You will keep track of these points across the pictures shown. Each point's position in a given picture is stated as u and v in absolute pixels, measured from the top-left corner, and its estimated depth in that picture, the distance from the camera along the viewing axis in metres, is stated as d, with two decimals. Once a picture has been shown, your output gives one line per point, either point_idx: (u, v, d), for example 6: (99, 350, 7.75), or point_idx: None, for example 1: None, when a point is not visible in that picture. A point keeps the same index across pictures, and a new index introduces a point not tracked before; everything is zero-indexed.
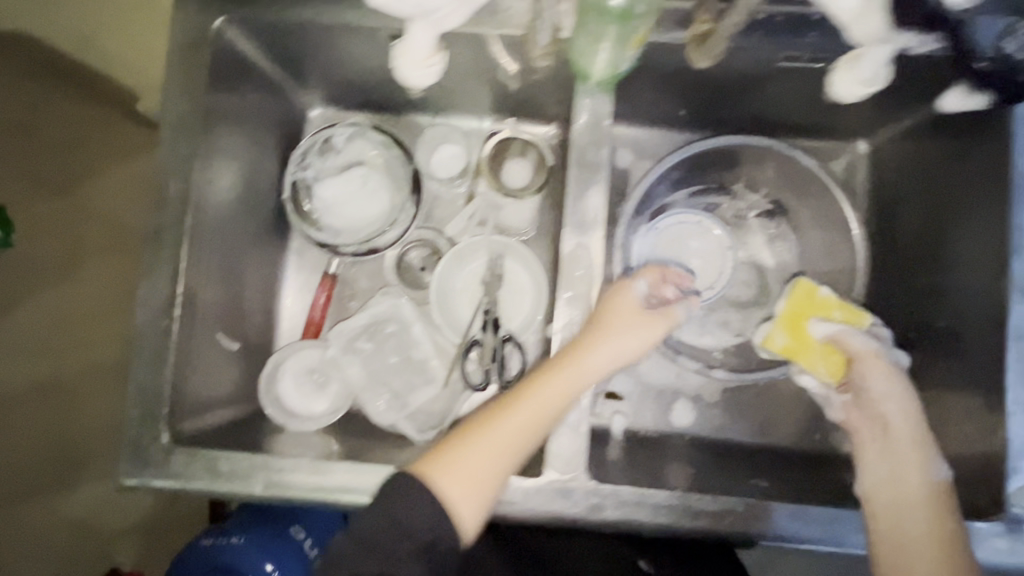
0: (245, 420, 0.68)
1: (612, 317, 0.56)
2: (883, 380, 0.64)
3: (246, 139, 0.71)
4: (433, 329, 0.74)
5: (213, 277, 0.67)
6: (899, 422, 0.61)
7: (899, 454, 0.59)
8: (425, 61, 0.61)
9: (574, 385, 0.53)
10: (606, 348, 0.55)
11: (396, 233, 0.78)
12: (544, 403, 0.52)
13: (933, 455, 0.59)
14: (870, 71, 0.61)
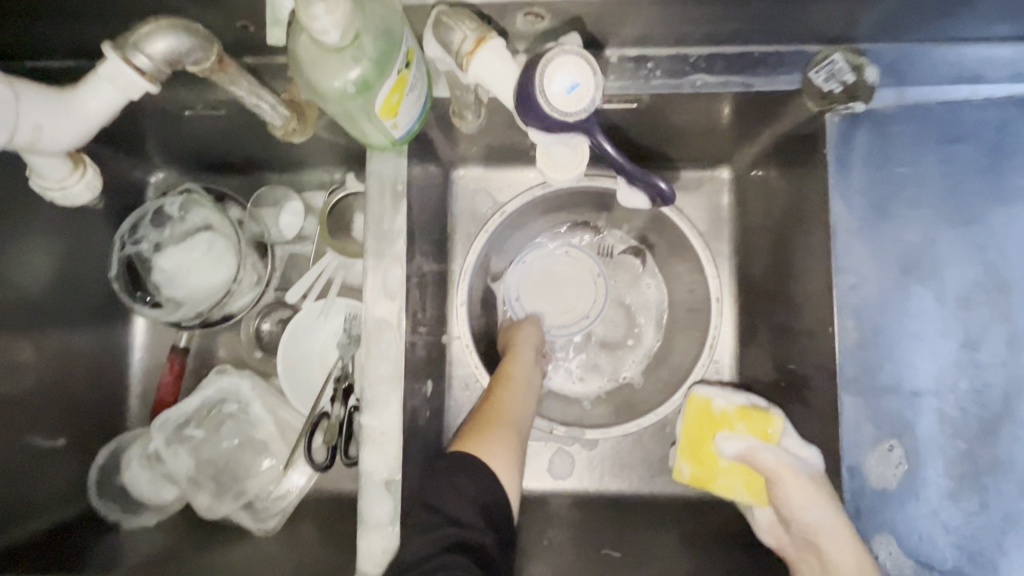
0: (75, 521, 0.64)
1: (524, 362, 0.66)
2: (809, 498, 0.54)
3: (58, 215, 0.66)
4: (278, 402, 0.69)
5: (17, 374, 0.62)
6: (833, 531, 0.53)
7: (840, 544, 0.52)
8: (55, 180, 0.55)
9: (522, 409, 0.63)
10: (527, 374, 0.66)
11: (247, 296, 0.75)
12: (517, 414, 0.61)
13: None
14: (564, 154, 0.55)
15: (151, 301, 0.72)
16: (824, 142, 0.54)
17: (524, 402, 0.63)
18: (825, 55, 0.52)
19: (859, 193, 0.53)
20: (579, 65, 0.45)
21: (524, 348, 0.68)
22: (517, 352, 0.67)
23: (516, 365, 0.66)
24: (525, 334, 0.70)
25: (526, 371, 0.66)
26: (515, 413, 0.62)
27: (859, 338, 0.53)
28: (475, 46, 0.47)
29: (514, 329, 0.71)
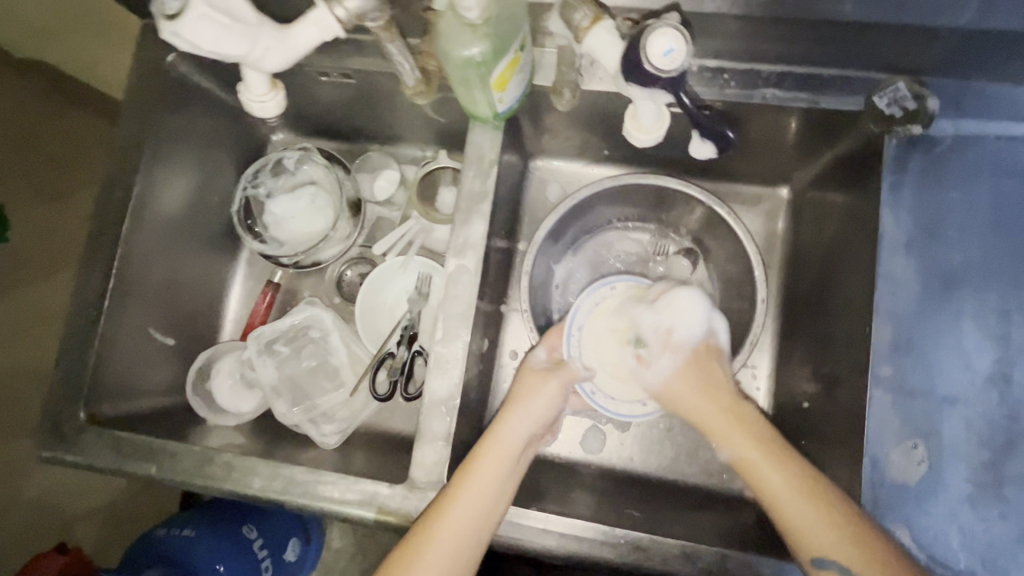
0: (168, 412, 0.74)
1: (501, 454, 0.58)
2: (676, 376, 0.65)
3: (201, 150, 0.78)
4: (353, 338, 0.79)
5: (153, 274, 0.74)
6: (694, 392, 0.63)
7: (699, 404, 0.62)
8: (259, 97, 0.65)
9: (481, 510, 0.54)
10: (499, 473, 0.57)
11: (335, 249, 0.83)
12: (468, 518, 0.54)
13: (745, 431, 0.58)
14: (652, 116, 0.60)
15: (261, 238, 0.84)
16: (879, 157, 0.57)
17: (481, 517, 0.54)
18: (889, 84, 0.57)
19: (908, 210, 0.56)
20: (678, 34, 0.49)
21: (507, 436, 0.60)
22: (495, 440, 0.60)
23: (489, 453, 0.58)
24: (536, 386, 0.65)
25: (502, 465, 0.58)
26: (463, 528, 0.54)
27: (894, 341, 0.54)
28: (590, 24, 0.54)
29: (536, 374, 0.66)
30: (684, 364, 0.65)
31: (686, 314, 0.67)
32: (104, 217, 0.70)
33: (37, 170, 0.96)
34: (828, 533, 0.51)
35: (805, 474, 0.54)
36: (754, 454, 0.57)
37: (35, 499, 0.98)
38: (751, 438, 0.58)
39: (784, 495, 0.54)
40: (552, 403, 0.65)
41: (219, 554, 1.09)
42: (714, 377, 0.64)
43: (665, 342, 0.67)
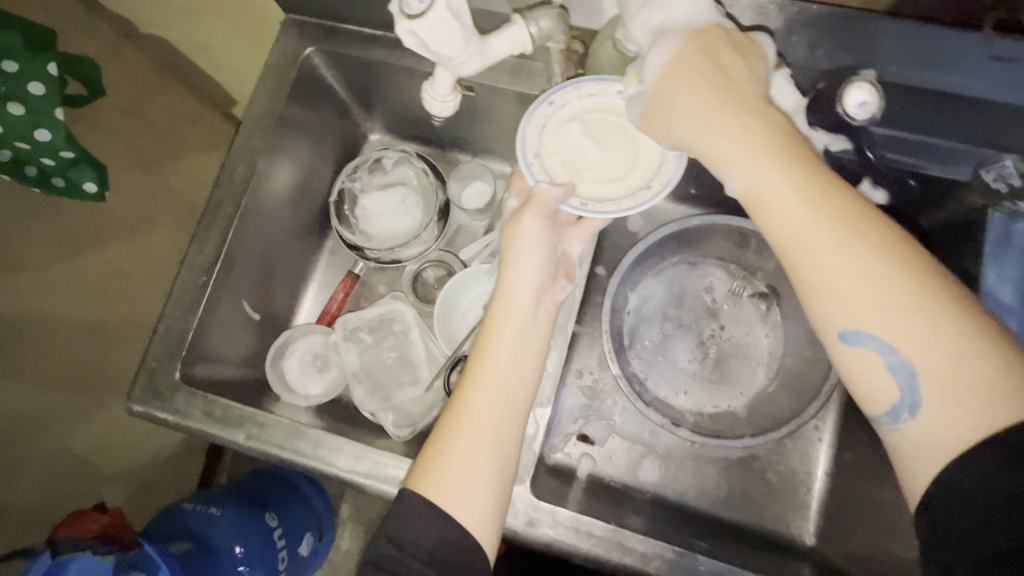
0: (245, 385, 0.77)
1: (512, 312, 0.56)
2: (673, 67, 0.47)
3: (311, 140, 0.82)
4: (430, 337, 0.82)
5: (256, 250, 0.77)
6: (762, 175, 0.43)
7: (790, 205, 0.42)
8: (440, 96, 0.55)
9: (503, 385, 0.53)
10: (520, 329, 0.56)
11: (418, 249, 0.86)
12: (496, 397, 0.53)
13: (815, 223, 0.42)
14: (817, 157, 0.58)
15: (351, 230, 0.86)
16: (984, 229, 0.58)
17: (512, 393, 0.54)
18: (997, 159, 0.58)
19: (1011, 283, 0.56)
20: (875, 86, 0.51)
21: (515, 300, 0.56)
22: (502, 308, 0.56)
23: (498, 331, 0.55)
24: (522, 230, 0.57)
25: (511, 333, 0.55)
26: (494, 400, 0.53)
27: None
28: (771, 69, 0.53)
29: (514, 223, 0.58)
30: (687, 44, 0.47)
31: (678, 8, 0.49)
32: (223, 191, 0.73)
33: (141, 137, 0.98)
34: (898, 305, 0.39)
35: (860, 229, 0.41)
36: (776, 179, 0.43)
37: (80, 453, 0.97)
38: (801, 188, 0.42)
39: (854, 278, 0.40)
40: (545, 246, 0.58)
41: (240, 534, 1.07)
42: (772, 129, 0.44)
43: (657, 34, 0.49)
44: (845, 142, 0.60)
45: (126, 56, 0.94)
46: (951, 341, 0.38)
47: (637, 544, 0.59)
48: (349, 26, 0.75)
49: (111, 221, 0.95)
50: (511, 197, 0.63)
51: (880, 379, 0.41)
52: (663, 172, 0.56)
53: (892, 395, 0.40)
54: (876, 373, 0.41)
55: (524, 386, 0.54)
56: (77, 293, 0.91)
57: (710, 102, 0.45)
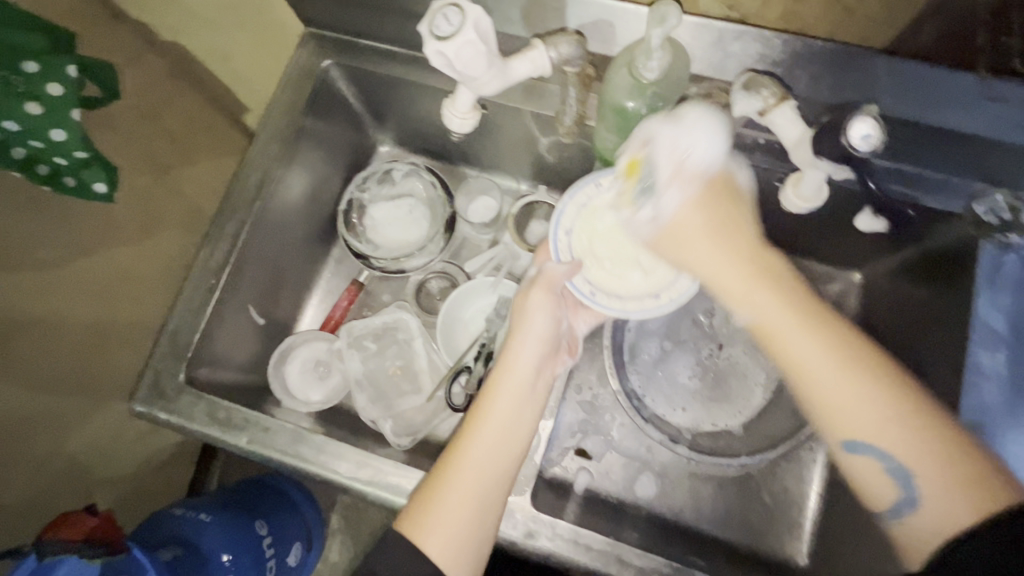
0: (246, 389, 0.77)
1: (513, 376, 0.57)
2: (689, 207, 0.52)
3: (324, 150, 0.83)
4: (432, 347, 0.83)
5: (265, 256, 0.78)
6: (766, 309, 0.49)
7: (787, 326, 0.49)
8: (462, 115, 0.62)
9: (497, 444, 0.54)
10: (519, 394, 0.57)
11: (422, 260, 0.87)
12: (489, 452, 0.54)
13: (817, 352, 0.48)
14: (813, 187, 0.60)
15: (358, 238, 0.88)
16: (974, 261, 0.61)
17: (504, 452, 0.55)
18: (986, 194, 0.61)
19: (1004, 312, 0.59)
20: (878, 119, 0.53)
21: (515, 367, 0.58)
22: (505, 370, 0.58)
23: (499, 391, 0.57)
24: (530, 303, 0.60)
25: (507, 397, 0.56)
26: (486, 459, 0.54)
27: (978, 428, 0.57)
28: (777, 102, 0.54)
29: (521, 294, 0.61)
30: (704, 195, 0.52)
31: (695, 137, 0.53)
32: (236, 196, 0.74)
33: (152, 142, 0.99)
34: (894, 424, 0.46)
35: (869, 354, 0.47)
36: (776, 312, 0.49)
37: (73, 456, 0.97)
38: (803, 323, 0.48)
39: (855, 400, 0.46)
40: (552, 316, 0.60)
41: (227, 544, 1.05)
42: (767, 263, 0.51)
43: (676, 173, 0.53)
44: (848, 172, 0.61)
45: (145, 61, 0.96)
46: (923, 455, 0.45)
47: (635, 560, 0.59)
48: (366, 40, 0.77)
49: (121, 222, 0.95)
50: (532, 268, 0.66)
51: (880, 481, 0.47)
52: (673, 286, 0.64)
53: (893, 493, 0.47)
54: (875, 475, 0.47)
55: (515, 448, 0.56)
56: (86, 295, 0.92)
57: (717, 243, 0.52)
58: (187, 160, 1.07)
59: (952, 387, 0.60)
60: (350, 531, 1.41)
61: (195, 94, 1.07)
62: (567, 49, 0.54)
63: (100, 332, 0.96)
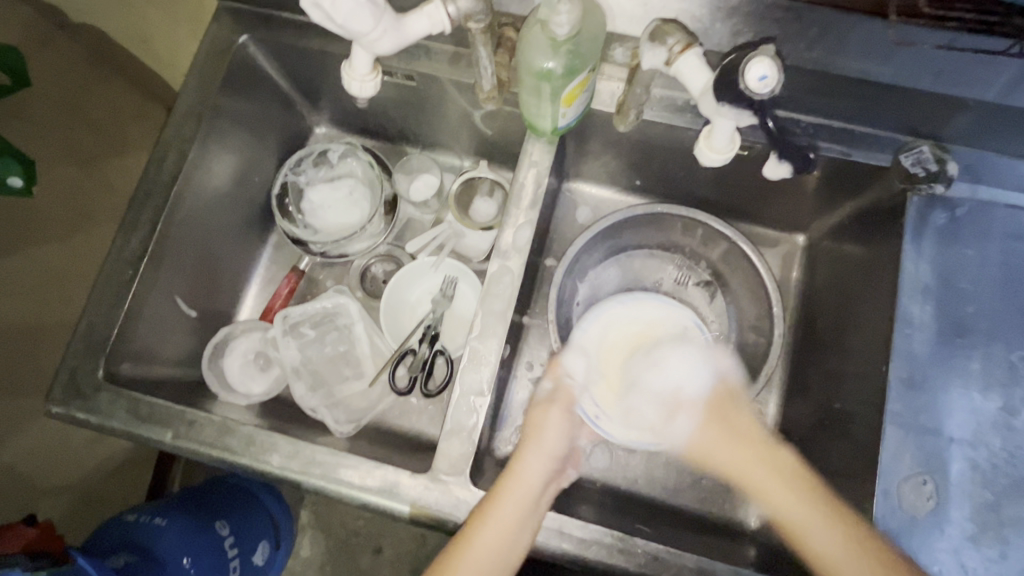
0: (179, 384, 0.74)
1: (515, 487, 0.57)
2: (699, 432, 0.64)
3: (249, 132, 0.80)
4: (376, 331, 0.82)
5: (190, 244, 0.75)
6: (785, 501, 0.57)
7: (794, 506, 0.57)
8: (360, 75, 0.61)
9: (496, 555, 0.54)
10: (518, 508, 0.56)
11: (365, 243, 0.83)
12: (486, 560, 0.54)
13: (799, 502, 0.57)
14: (725, 139, 0.57)
15: (295, 223, 0.84)
16: (903, 212, 0.62)
17: (499, 561, 0.54)
18: (913, 146, 0.62)
19: (928, 260, 0.60)
20: (774, 59, 0.48)
21: (525, 477, 0.59)
22: (508, 480, 0.58)
23: (507, 493, 0.57)
24: (546, 420, 0.64)
25: (514, 505, 0.56)
26: (485, 561, 0.54)
27: (908, 381, 0.58)
28: (681, 49, 0.53)
29: (540, 409, 0.65)
30: (705, 417, 0.65)
31: (681, 371, 0.69)
32: (150, 183, 0.71)
33: (75, 132, 0.93)
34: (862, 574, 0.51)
35: (827, 511, 0.55)
36: (794, 507, 0.57)
37: (10, 465, 0.90)
38: (800, 499, 0.57)
39: (839, 555, 0.53)
40: (562, 435, 0.64)
41: (188, 546, 1.00)
42: (741, 432, 0.63)
43: (676, 399, 0.67)
44: (754, 118, 0.55)
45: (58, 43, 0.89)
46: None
47: (576, 530, 0.58)
48: (285, 13, 0.73)
49: (50, 218, 0.90)
50: (546, 378, 0.67)
51: None
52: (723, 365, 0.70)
53: None
54: None
55: (514, 558, 0.55)
56: (16, 297, 0.86)
57: (699, 416, 0.65)
58: (117, 151, 1.02)
59: (883, 339, 0.61)
60: (320, 526, 1.37)
61: (121, 80, 1.01)
62: (464, 3, 0.53)
63: (35, 335, 0.90)
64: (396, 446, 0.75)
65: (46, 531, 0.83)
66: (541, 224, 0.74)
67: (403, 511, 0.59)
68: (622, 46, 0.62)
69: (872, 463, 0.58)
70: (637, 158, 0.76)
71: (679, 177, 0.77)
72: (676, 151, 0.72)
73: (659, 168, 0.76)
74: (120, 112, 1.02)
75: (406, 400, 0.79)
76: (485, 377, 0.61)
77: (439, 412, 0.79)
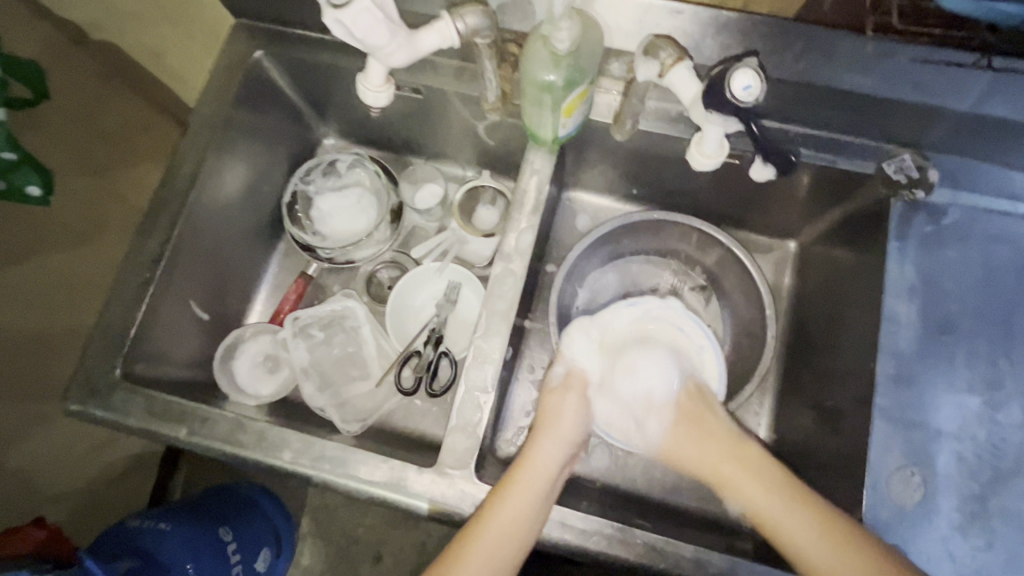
0: (191, 385, 0.77)
1: (533, 466, 0.63)
2: (670, 434, 0.71)
3: (262, 143, 0.83)
4: (382, 334, 0.84)
5: (203, 249, 0.78)
6: (750, 489, 0.63)
7: (760, 497, 0.61)
8: (374, 86, 0.64)
9: (517, 529, 0.57)
10: (535, 484, 0.61)
11: (370, 249, 0.86)
12: (504, 535, 0.57)
13: (755, 487, 0.62)
14: (714, 145, 0.60)
15: (306, 230, 0.87)
16: (886, 217, 0.65)
17: (517, 537, 0.57)
18: (896, 154, 0.66)
19: (911, 263, 0.63)
20: (758, 70, 0.51)
21: (540, 459, 0.65)
22: (528, 462, 0.64)
23: (527, 471, 0.62)
24: (561, 405, 0.71)
25: (533, 483, 0.61)
26: (503, 537, 0.57)
27: (894, 376, 0.60)
28: (673, 62, 0.57)
29: (555, 395, 0.72)
30: (674, 420, 0.71)
31: (647, 378, 0.74)
32: (166, 190, 0.74)
33: (89, 144, 0.97)
34: (811, 532, 0.56)
35: (788, 492, 0.60)
36: (756, 497, 0.62)
37: (16, 468, 0.92)
38: (759, 484, 0.62)
39: (801, 534, 0.56)
40: (576, 420, 0.70)
41: (191, 552, 1.01)
42: (705, 426, 0.69)
43: (648, 407, 0.73)
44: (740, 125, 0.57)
45: (76, 63, 0.94)
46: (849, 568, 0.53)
47: (578, 522, 0.60)
48: (297, 29, 0.77)
49: (61, 228, 0.93)
50: (557, 365, 0.74)
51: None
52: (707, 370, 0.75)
53: None
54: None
55: (530, 533, 0.58)
56: (26, 303, 0.89)
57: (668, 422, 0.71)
58: (128, 163, 1.05)
59: (870, 337, 0.63)
60: (322, 534, 1.37)
61: (135, 96, 1.05)
62: (471, 20, 0.57)
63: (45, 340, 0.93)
64: (401, 446, 0.77)
65: (55, 534, 0.84)
66: (543, 230, 0.77)
67: (422, 508, 0.61)
68: (618, 61, 0.66)
69: (863, 456, 0.61)
70: (634, 168, 0.79)
71: (674, 185, 0.80)
72: (671, 160, 0.76)
73: (654, 176, 0.80)
74: (131, 126, 1.05)
75: (411, 401, 0.81)
76: (489, 374, 0.63)
77: (443, 412, 0.81)
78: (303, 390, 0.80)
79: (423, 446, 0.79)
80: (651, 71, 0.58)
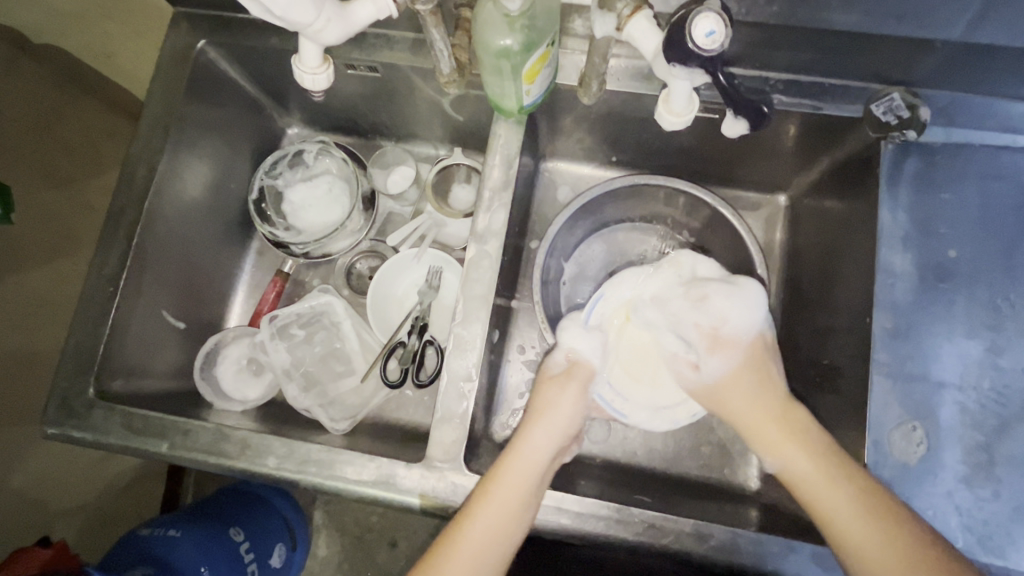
0: (174, 396, 0.75)
1: (523, 465, 0.59)
2: (731, 374, 0.65)
3: (221, 138, 0.79)
4: (364, 327, 0.82)
5: (170, 255, 0.75)
6: (815, 481, 0.56)
7: (824, 490, 0.55)
8: (312, 69, 0.60)
9: (503, 527, 0.55)
10: (525, 484, 0.58)
11: (346, 240, 0.82)
12: (490, 531, 0.55)
13: (795, 449, 0.59)
14: (683, 100, 0.57)
15: (278, 226, 0.83)
16: (877, 163, 0.62)
17: (501, 531, 0.55)
18: (885, 93, 0.62)
19: (905, 210, 0.60)
20: (721, 13, 0.47)
21: (529, 453, 0.60)
22: (517, 457, 0.60)
23: (512, 467, 0.58)
24: (556, 394, 0.65)
25: (518, 484, 0.57)
26: (485, 540, 0.55)
27: (892, 329, 0.58)
28: (631, 13, 0.53)
29: (555, 384, 0.66)
30: (738, 364, 0.65)
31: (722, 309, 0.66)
32: (122, 197, 0.71)
33: (50, 155, 0.93)
34: (851, 511, 0.53)
35: (833, 461, 0.56)
36: (805, 473, 0.57)
37: (22, 490, 0.90)
38: (805, 453, 0.58)
39: (855, 530, 0.53)
40: (572, 411, 0.65)
41: (204, 556, 1.00)
42: (766, 373, 0.64)
43: (714, 340, 0.66)
44: (707, 77, 0.53)
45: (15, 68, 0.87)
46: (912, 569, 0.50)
47: (574, 505, 0.59)
48: (241, 14, 0.72)
49: (31, 245, 0.89)
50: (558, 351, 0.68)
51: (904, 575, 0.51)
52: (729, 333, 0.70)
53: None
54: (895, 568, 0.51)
55: (513, 535, 0.56)
56: (8, 327, 0.86)
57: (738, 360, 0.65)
58: (92, 171, 1.01)
59: (866, 290, 0.61)
60: (335, 526, 1.38)
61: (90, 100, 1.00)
62: None
63: (29, 361, 0.90)
64: (393, 438, 0.76)
65: (63, 552, 0.80)
66: (520, 207, 0.74)
67: (413, 503, 0.59)
68: (581, 17, 0.63)
69: (862, 416, 0.59)
70: (611, 132, 0.75)
71: (653, 145, 0.76)
72: (648, 121, 0.72)
73: (633, 138, 0.76)
74: (89, 131, 1.00)
75: (401, 392, 0.79)
76: (472, 362, 0.61)
77: (432, 400, 0.79)
78: (287, 392, 0.77)
79: (415, 436, 0.77)
80: (617, 27, 0.54)
